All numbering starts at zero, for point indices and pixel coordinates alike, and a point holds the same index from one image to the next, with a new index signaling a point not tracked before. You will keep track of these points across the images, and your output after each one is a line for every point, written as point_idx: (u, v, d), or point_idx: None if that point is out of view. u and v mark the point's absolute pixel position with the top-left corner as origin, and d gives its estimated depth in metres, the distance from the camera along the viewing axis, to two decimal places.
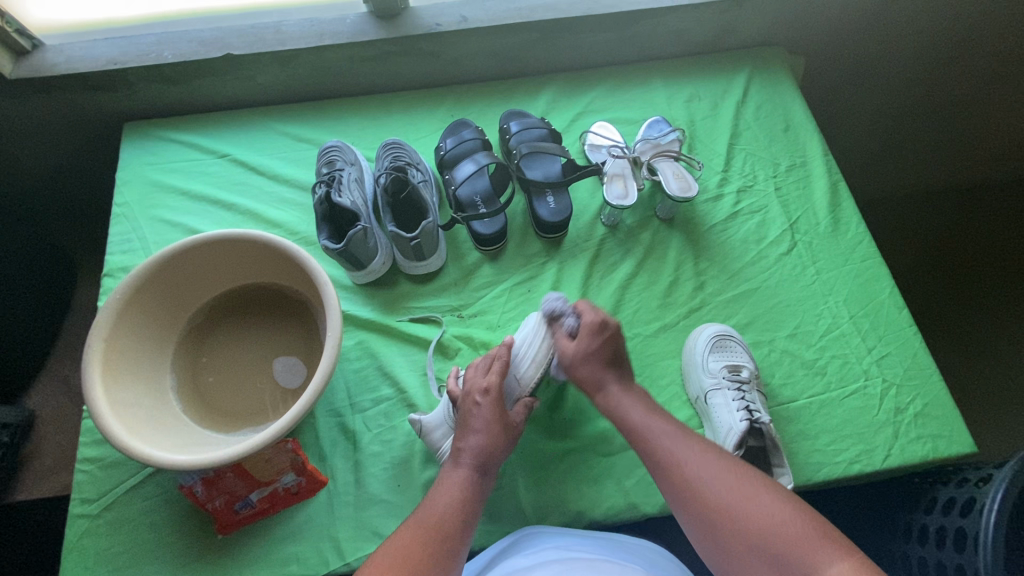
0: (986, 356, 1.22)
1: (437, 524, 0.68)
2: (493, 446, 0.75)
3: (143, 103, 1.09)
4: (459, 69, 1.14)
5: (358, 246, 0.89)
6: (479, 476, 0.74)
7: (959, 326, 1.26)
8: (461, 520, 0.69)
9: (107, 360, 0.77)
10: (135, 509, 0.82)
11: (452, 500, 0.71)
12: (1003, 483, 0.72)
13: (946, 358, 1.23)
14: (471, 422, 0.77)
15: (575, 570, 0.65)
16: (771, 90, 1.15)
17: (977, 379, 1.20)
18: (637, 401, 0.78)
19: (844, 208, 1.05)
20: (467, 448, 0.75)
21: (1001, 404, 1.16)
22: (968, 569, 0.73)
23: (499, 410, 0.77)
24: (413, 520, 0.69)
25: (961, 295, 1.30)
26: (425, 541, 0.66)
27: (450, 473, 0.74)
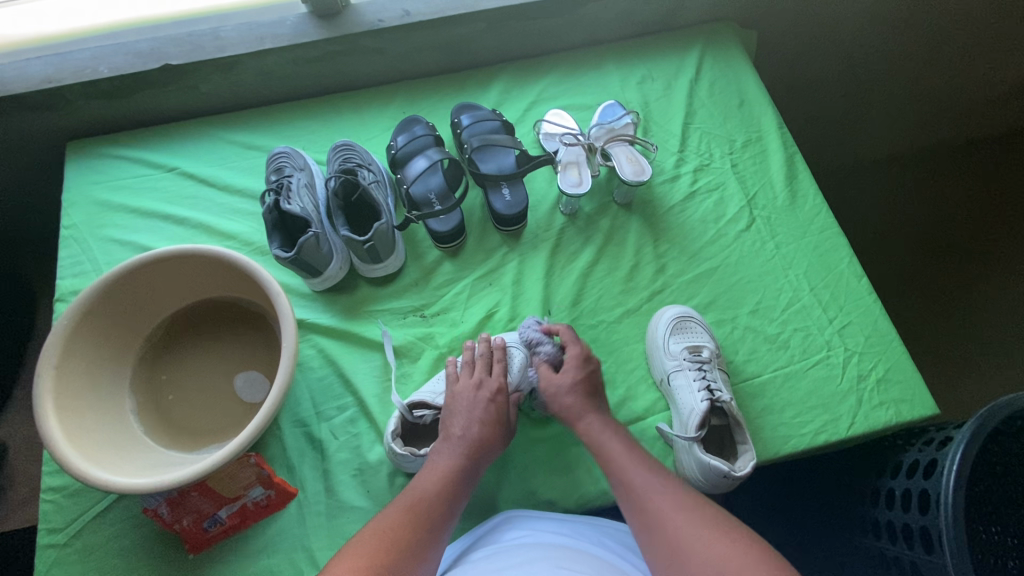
0: (953, 315, 1.25)
1: (423, 508, 0.68)
2: (485, 440, 0.76)
3: (83, 120, 1.06)
4: (407, 64, 1.12)
5: (311, 253, 0.87)
6: (468, 469, 0.74)
7: (926, 290, 1.28)
8: (449, 508, 0.70)
9: (60, 389, 0.75)
10: (104, 535, 0.81)
11: (437, 487, 0.71)
12: (964, 442, 0.73)
13: (915, 320, 1.26)
14: (467, 416, 0.78)
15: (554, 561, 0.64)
16: (723, 67, 1.14)
17: (946, 338, 1.23)
18: (617, 440, 0.76)
19: (800, 180, 1.05)
20: (452, 445, 0.75)
21: (969, 361, 1.19)
22: (931, 530, 0.73)
23: (501, 410, 0.80)
24: (397, 503, 0.68)
25: (927, 260, 1.32)
26: (409, 526, 0.65)
27: (439, 461, 0.74)
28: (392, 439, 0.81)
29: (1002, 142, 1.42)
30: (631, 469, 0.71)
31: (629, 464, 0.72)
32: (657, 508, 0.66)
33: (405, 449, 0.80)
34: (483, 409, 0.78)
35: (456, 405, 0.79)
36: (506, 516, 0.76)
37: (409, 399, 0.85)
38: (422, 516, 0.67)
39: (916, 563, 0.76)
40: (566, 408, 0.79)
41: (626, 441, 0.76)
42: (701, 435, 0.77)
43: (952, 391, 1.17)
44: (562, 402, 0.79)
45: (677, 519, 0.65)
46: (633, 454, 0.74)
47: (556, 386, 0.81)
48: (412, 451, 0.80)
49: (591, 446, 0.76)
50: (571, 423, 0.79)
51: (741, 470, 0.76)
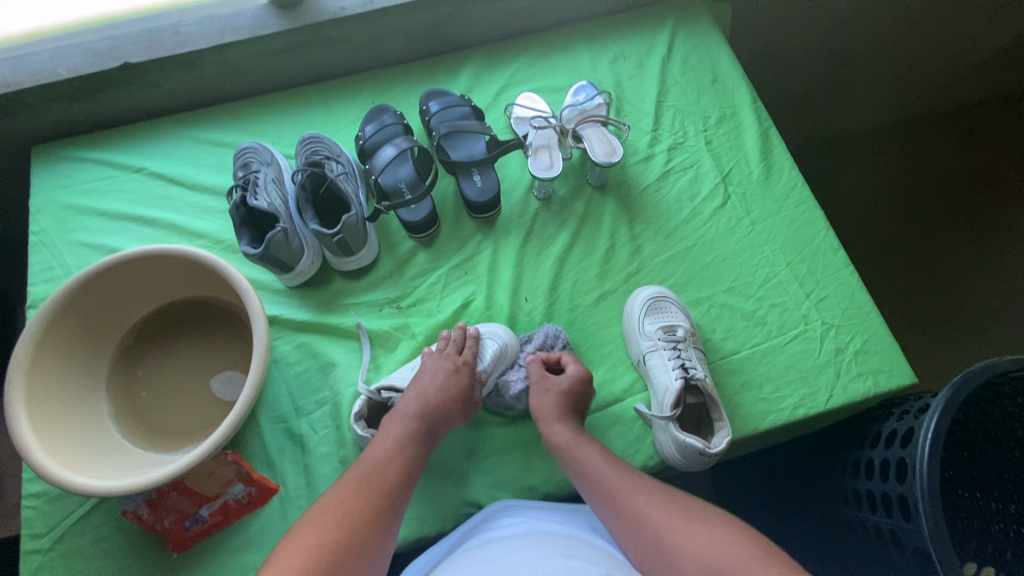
0: (944, 284, 1.24)
1: (376, 475, 0.68)
2: (440, 408, 0.77)
3: (47, 124, 1.04)
4: (374, 51, 1.10)
5: (280, 248, 0.86)
6: (423, 436, 0.74)
7: (913, 263, 1.27)
8: (408, 471, 0.70)
9: (32, 394, 0.75)
10: (87, 538, 0.81)
11: (392, 452, 0.71)
12: (938, 410, 0.73)
13: (902, 291, 1.25)
14: (423, 383, 0.79)
15: (537, 544, 0.65)
16: (696, 42, 1.13)
17: (936, 308, 1.22)
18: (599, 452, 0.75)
19: (775, 153, 1.04)
20: (406, 413, 0.76)
21: (960, 330, 1.19)
22: (909, 499, 0.73)
23: (461, 381, 0.80)
24: (353, 474, 0.68)
25: (911, 232, 1.30)
26: (365, 498, 0.65)
27: (394, 426, 0.74)
28: (353, 419, 0.82)
29: (986, 108, 1.40)
30: (608, 474, 0.72)
31: (601, 469, 0.73)
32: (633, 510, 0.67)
33: (366, 432, 0.81)
34: (438, 374, 0.80)
35: (417, 374, 0.81)
36: (494, 508, 0.77)
37: (380, 381, 0.85)
38: (377, 486, 0.67)
39: (895, 531, 0.76)
40: None
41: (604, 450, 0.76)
42: (676, 414, 0.78)
43: (932, 361, 1.17)
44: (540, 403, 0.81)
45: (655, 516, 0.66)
46: (609, 459, 0.75)
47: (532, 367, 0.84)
48: (371, 433, 0.81)
49: (565, 450, 0.76)
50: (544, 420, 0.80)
51: (717, 446, 0.75)
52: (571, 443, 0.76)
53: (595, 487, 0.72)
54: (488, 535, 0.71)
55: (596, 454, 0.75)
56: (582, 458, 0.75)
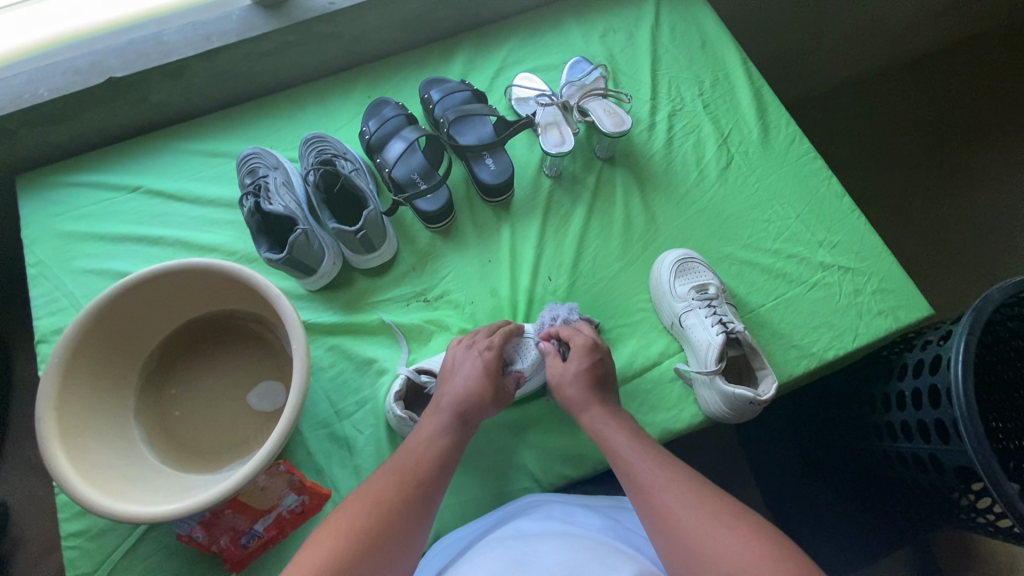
0: (934, 223, 1.29)
1: (413, 466, 0.68)
2: (478, 398, 0.76)
3: (31, 151, 0.99)
4: (365, 45, 1.08)
5: (302, 251, 0.84)
6: (460, 426, 0.74)
7: (900, 207, 1.31)
8: (443, 461, 0.70)
9: (65, 428, 0.72)
10: (139, 569, 0.79)
11: (432, 442, 0.71)
12: (964, 334, 0.77)
13: (895, 233, 1.29)
14: (460, 376, 0.78)
15: (571, 546, 0.64)
16: (682, 9, 1.15)
17: (929, 247, 1.27)
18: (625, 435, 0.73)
19: (770, 111, 1.07)
20: (443, 405, 0.75)
21: (954, 265, 1.24)
22: (947, 421, 0.77)
23: (493, 365, 0.79)
24: (390, 466, 0.68)
25: (895, 178, 1.35)
26: (397, 490, 0.64)
27: (432, 418, 0.74)
28: (392, 400, 0.80)
29: (947, 54, 1.47)
30: (633, 459, 0.70)
31: (631, 460, 0.70)
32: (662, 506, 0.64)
33: (404, 412, 0.79)
34: (473, 365, 0.79)
35: (450, 361, 0.81)
36: (528, 501, 0.77)
37: (417, 364, 0.84)
38: (409, 480, 0.66)
39: (935, 454, 0.80)
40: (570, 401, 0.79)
41: (629, 429, 0.74)
42: (721, 368, 0.79)
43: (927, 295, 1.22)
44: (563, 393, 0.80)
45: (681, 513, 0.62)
46: (634, 444, 0.72)
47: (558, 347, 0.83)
48: (411, 414, 0.79)
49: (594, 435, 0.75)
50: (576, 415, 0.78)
51: (765, 393, 0.77)
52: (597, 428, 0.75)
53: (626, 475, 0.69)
54: (517, 527, 0.71)
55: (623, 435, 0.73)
56: (610, 442, 0.73)
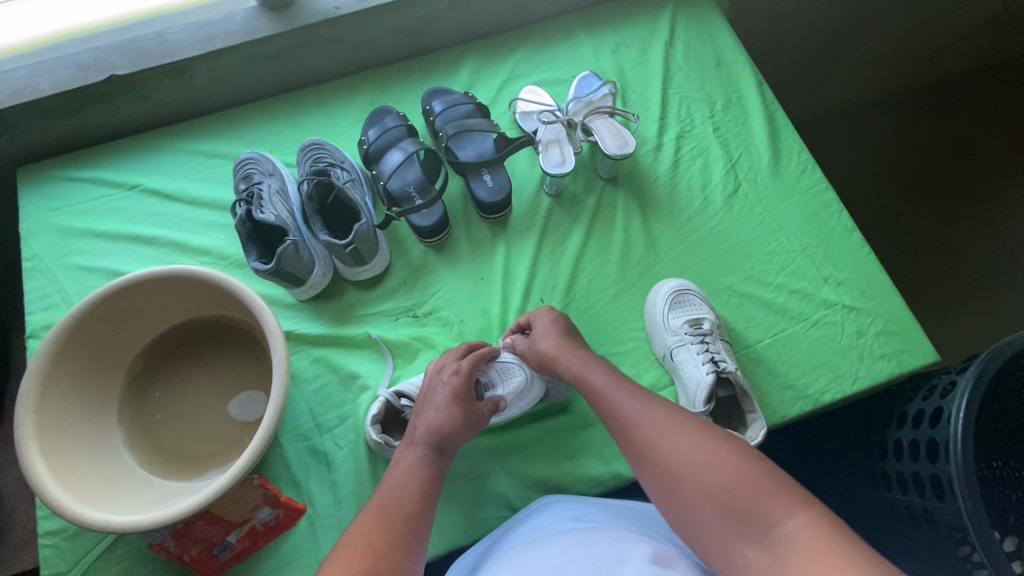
0: (954, 253, 1.23)
1: (394, 503, 0.66)
2: (451, 427, 0.74)
3: (33, 144, 0.99)
4: (370, 51, 1.07)
5: (291, 262, 0.83)
6: (437, 457, 0.72)
7: (919, 237, 1.26)
8: (424, 494, 0.68)
9: (43, 430, 0.72)
10: (111, 572, 0.79)
11: (409, 478, 0.69)
12: (968, 389, 0.73)
13: (912, 260, 1.24)
14: (433, 406, 0.76)
15: (580, 538, 0.63)
16: (698, 26, 1.11)
17: (948, 278, 1.21)
18: (598, 368, 0.74)
19: (783, 136, 1.03)
20: (416, 438, 0.74)
21: (976, 299, 1.18)
22: (943, 478, 0.73)
23: (466, 391, 0.77)
24: (373, 507, 0.66)
25: (916, 206, 1.29)
26: (386, 527, 0.63)
27: (408, 452, 0.73)
28: (369, 424, 0.80)
29: (976, 77, 1.41)
30: (608, 390, 0.70)
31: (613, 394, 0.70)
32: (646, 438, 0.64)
33: (381, 438, 0.79)
34: (445, 395, 0.77)
35: (421, 392, 0.79)
36: (532, 508, 0.77)
37: (396, 386, 0.84)
38: (396, 515, 0.65)
39: (929, 511, 0.77)
40: (544, 354, 0.79)
41: (608, 371, 0.74)
42: (709, 409, 0.76)
43: (940, 331, 1.17)
44: (538, 351, 0.80)
45: (665, 441, 0.63)
46: (612, 380, 0.72)
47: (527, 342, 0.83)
48: (388, 439, 0.79)
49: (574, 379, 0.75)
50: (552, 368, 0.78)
51: (753, 440, 0.75)
52: (575, 369, 0.75)
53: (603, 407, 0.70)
54: (523, 532, 0.70)
55: (601, 372, 0.73)
56: (588, 379, 0.73)
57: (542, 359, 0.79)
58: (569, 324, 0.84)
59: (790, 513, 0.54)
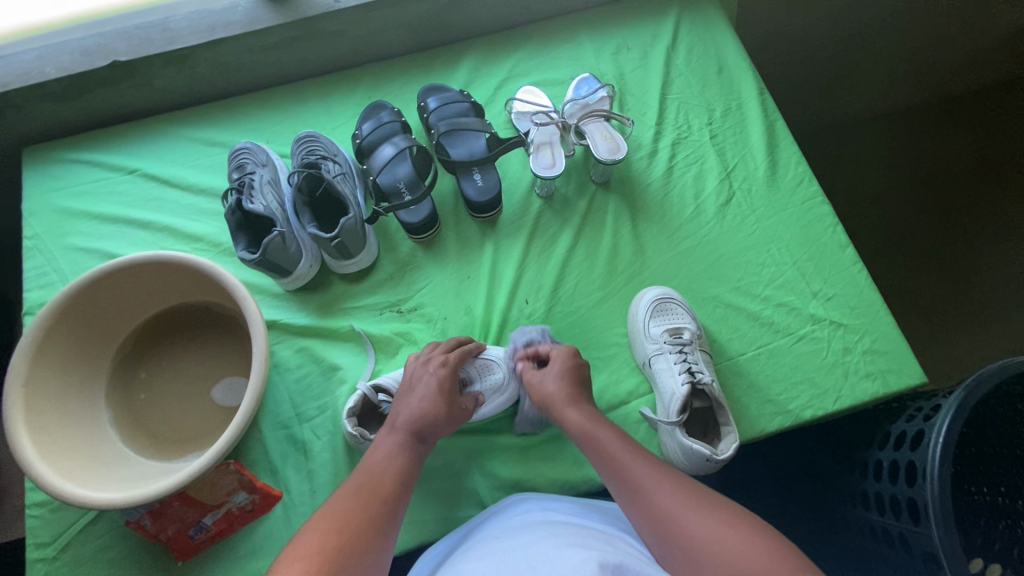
0: (956, 272, 1.21)
1: (373, 484, 0.67)
2: (434, 417, 0.75)
3: (39, 125, 1.02)
4: (370, 45, 1.07)
5: (278, 253, 0.84)
6: (417, 445, 0.73)
7: (928, 254, 1.23)
8: (403, 478, 0.69)
9: (30, 405, 0.74)
10: (92, 546, 0.81)
11: (389, 461, 0.70)
12: (951, 412, 0.72)
13: (914, 275, 1.22)
14: (417, 396, 0.77)
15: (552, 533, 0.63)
16: (702, 31, 1.10)
17: (949, 296, 1.19)
18: (608, 430, 0.72)
19: (781, 147, 1.01)
20: (398, 423, 0.74)
21: (976, 320, 1.16)
22: (918, 502, 0.72)
23: (451, 383, 0.78)
24: (351, 486, 0.66)
25: (927, 222, 1.26)
26: (363, 504, 0.64)
27: (390, 435, 0.73)
28: (347, 416, 0.80)
29: (997, 90, 1.36)
30: (617, 453, 0.69)
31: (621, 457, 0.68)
32: (660, 509, 0.62)
33: (357, 431, 0.79)
34: (430, 384, 0.77)
35: (404, 381, 0.80)
36: (505, 503, 0.77)
37: (376, 380, 0.84)
38: (374, 496, 0.65)
39: (904, 534, 0.76)
40: (550, 398, 0.77)
41: (617, 433, 0.73)
42: (682, 420, 0.76)
43: (941, 351, 1.15)
44: (545, 393, 0.78)
45: (678, 512, 0.61)
46: (624, 446, 0.70)
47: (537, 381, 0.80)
48: (364, 433, 0.80)
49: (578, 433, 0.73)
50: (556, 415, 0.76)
51: (724, 452, 0.74)
52: (586, 427, 0.73)
53: (613, 476, 0.68)
54: (496, 526, 0.70)
55: (608, 433, 0.72)
56: (597, 441, 0.71)
57: (551, 406, 0.77)
58: (584, 369, 0.81)
59: None
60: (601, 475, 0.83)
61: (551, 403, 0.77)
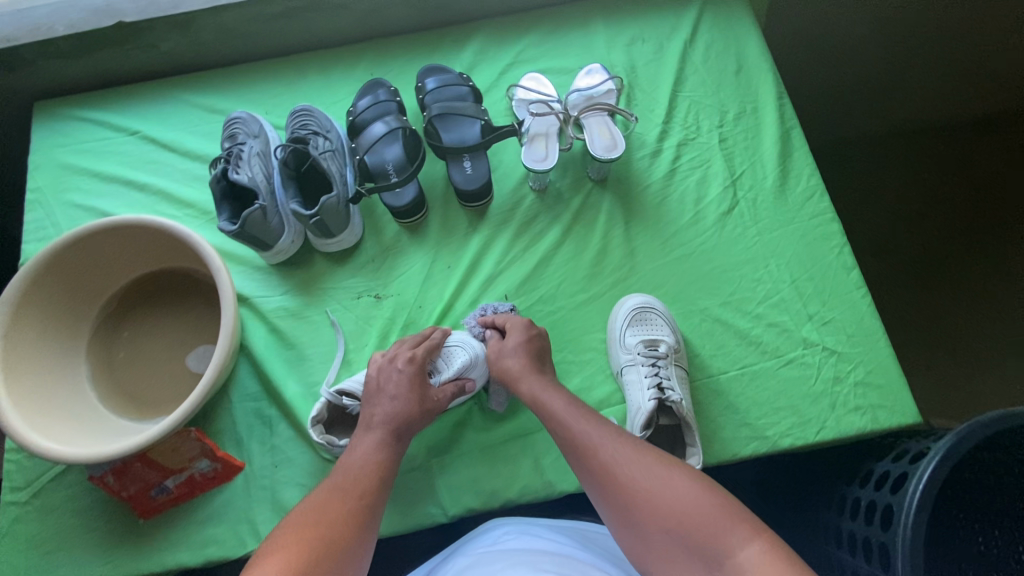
0: (985, 299, 1.12)
1: (351, 481, 0.66)
2: (408, 414, 0.74)
3: (49, 81, 1.04)
4: (375, 20, 1.05)
5: (257, 226, 0.84)
6: (395, 444, 0.72)
7: (965, 284, 1.14)
8: (381, 476, 0.68)
9: (8, 353, 0.76)
10: (61, 495, 0.84)
11: (368, 461, 0.69)
12: (936, 457, 0.66)
13: (938, 300, 1.15)
14: (388, 395, 0.75)
15: (535, 564, 0.60)
16: (724, 26, 1.03)
17: (970, 324, 1.11)
18: (559, 394, 0.72)
19: (794, 157, 0.95)
20: (374, 423, 0.73)
21: (1002, 351, 1.07)
22: (889, 548, 0.68)
23: (422, 381, 0.77)
24: (329, 482, 0.66)
25: (968, 250, 1.17)
26: (342, 500, 0.63)
27: (368, 435, 0.72)
28: (312, 424, 0.80)
29: None
30: (570, 419, 0.68)
31: (575, 426, 0.68)
32: (611, 470, 0.63)
33: (323, 439, 0.79)
34: (405, 386, 0.76)
35: (373, 384, 0.78)
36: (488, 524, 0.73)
37: (339, 384, 0.83)
38: (354, 489, 0.65)
39: None
40: (510, 369, 0.77)
41: (568, 396, 0.73)
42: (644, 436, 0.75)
43: (969, 391, 1.06)
44: (501, 364, 0.78)
45: (623, 472, 0.62)
46: (575, 408, 0.70)
47: (500, 347, 0.80)
48: (329, 440, 0.80)
49: (532, 402, 0.73)
50: (513, 387, 0.76)
51: None
52: (537, 396, 0.73)
53: (566, 437, 0.67)
54: (476, 547, 0.68)
55: (559, 398, 0.72)
56: (548, 407, 0.71)
57: (506, 376, 0.77)
58: (541, 338, 0.81)
59: (747, 539, 0.54)
60: (561, 483, 0.81)
61: (508, 374, 0.77)
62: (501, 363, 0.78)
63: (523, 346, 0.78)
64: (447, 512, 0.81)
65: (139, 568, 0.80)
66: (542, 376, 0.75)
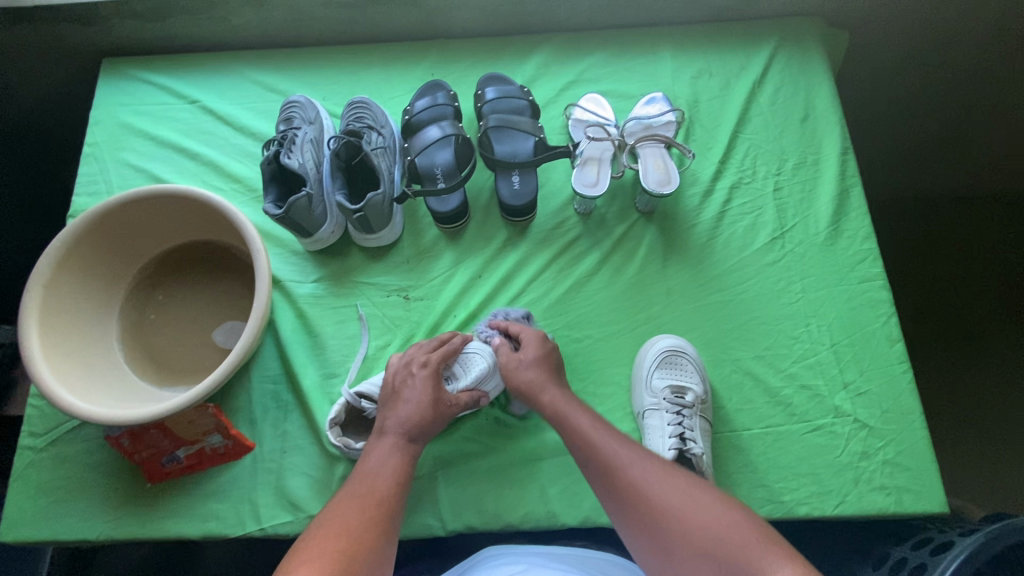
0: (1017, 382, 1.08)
1: (370, 489, 0.65)
2: (423, 417, 0.73)
3: (120, 40, 1.06)
4: (444, 21, 1.05)
5: (301, 213, 0.84)
6: (409, 445, 0.72)
7: (1010, 366, 1.10)
8: (400, 481, 0.68)
9: (46, 304, 0.78)
10: (76, 447, 0.86)
11: (386, 467, 0.68)
12: (953, 563, 0.64)
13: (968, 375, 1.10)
14: (404, 399, 0.75)
15: None
16: (796, 71, 1.01)
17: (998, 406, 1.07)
18: (582, 411, 0.71)
19: (850, 216, 0.92)
20: (391, 426, 0.73)
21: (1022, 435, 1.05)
22: None
23: (439, 388, 0.76)
24: (348, 490, 0.65)
25: (1005, 328, 1.13)
26: (363, 508, 0.63)
27: (385, 441, 0.71)
28: (329, 425, 0.81)
29: None
30: (595, 437, 0.67)
31: (600, 443, 0.67)
32: (636, 490, 0.62)
33: (341, 442, 0.80)
34: (421, 393, 0.75)
35: (387, 387, 0.77)
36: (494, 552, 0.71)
37: (359, 386, 0.83)
38: (372, 494, 0.65)
39: None
40: (529, 383, 0.75)
41: (590, 413, 0.71)
42: None
43: (1001, 480, 1.02)
44: (519, 378, 0.76)
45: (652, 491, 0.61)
46: (599, 426, 0.69)
47: (516, 363, 0.78)
48: (346, 444, 0.80)
49: (554, 418, 0.72)
50: (533, 398, 0.75)
51: None
52: (559, 411, 0.72)
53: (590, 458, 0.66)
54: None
55: (582, 413, 0.71)
56: (571, 424, 0.70)
57: (528, 393, 0.75)
58: (556, 351, 0.80)
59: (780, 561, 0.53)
60: (565, 515, 0.80)
61: (526, 388, 0.75)
62: (522, 377, 0.76)
63: (540, 360, 0.77)
64: (446, 527, 0.80)
65: (139, 531, 0.81)
66: (563, 388, 0.75)
